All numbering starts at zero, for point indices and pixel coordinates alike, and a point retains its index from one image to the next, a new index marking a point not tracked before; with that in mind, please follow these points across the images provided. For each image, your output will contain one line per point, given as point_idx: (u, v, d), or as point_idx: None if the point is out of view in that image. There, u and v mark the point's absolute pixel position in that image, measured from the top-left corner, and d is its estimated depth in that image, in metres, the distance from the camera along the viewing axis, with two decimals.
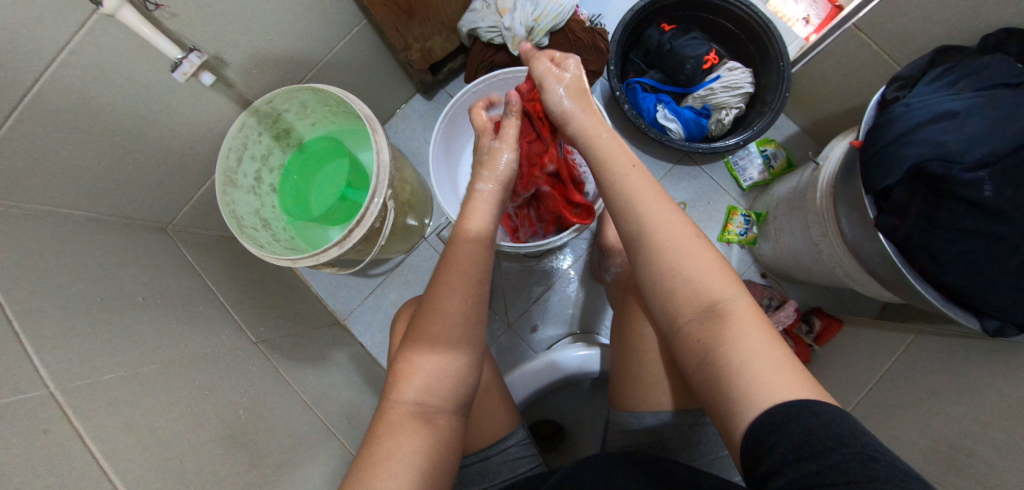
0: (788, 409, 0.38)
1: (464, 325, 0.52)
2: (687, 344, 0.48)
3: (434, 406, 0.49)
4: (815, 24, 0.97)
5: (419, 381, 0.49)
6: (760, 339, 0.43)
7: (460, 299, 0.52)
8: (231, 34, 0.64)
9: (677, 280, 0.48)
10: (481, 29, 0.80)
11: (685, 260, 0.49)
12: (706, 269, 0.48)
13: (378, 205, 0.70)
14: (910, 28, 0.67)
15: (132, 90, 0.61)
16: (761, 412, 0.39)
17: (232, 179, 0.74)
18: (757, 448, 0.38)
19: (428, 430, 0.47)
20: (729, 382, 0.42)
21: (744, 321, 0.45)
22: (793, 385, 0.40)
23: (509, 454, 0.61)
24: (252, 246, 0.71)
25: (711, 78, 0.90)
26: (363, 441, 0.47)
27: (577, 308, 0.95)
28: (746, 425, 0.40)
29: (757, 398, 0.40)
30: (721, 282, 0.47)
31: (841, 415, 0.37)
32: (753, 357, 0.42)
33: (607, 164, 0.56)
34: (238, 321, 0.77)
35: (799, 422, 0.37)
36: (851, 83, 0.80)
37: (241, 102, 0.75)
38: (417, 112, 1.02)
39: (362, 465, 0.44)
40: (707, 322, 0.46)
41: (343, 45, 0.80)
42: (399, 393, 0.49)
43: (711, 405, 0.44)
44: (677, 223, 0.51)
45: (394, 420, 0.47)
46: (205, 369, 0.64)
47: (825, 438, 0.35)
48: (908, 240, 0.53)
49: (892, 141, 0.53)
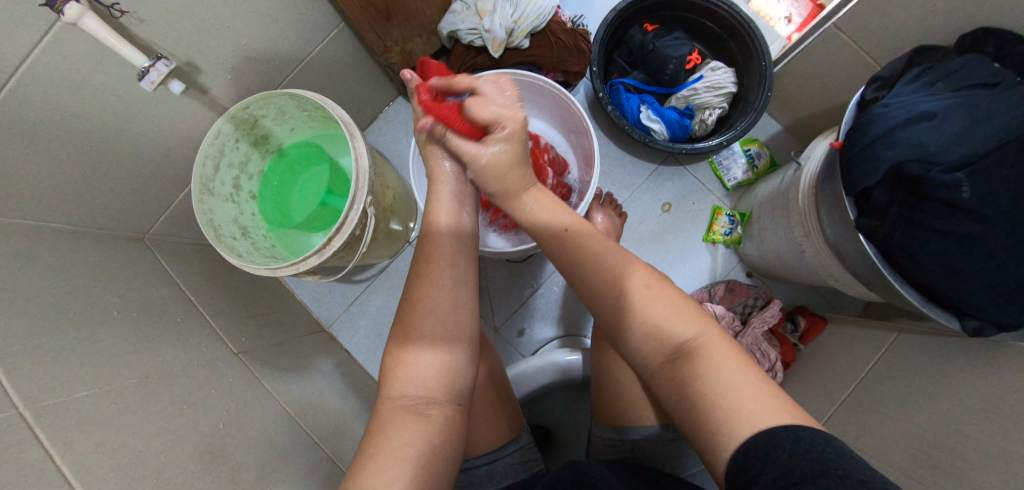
0: (771, 436, 0.38)
1: (443, 310, 0.51)
2: (663, 386, 0.48)
3: (429, 398, 0.48)
4: (797, 23, 0.98)
5: (412, 378, 0.48)
6: (734, 369, 0.44)
7: (438, 291, 0.51)
8: (203, 39, 0.63)
9: (641, 327, 0.48)
10: (461, 31, 0.78)
11: (647, 308, 0.48)
12: (667, 313, 0.48)
13: (358, 212, 0.69)
14: (888, 28, 0.67)
15: (100, 98, 0.59)
16: (742, 440, 0.40)
17: (209, 188, 0.72)
18: (744, 474, 0.38)
19: (421, 421, 0.47)
20: (709, 416, 0.43)
21: (715, 353, 0.45)
22: (772, 410, 0.41)
23: (523, 454, 0.61)
24: (230, 256, 0.70)
25: (694, 78, 0.90)
26: (358, 445, 0.47)
27: (564, 310, 0.94)
28: (729, 452, 0.41)
29: (737, 426, 0.40)
30: (685, 320, 0.47)
31: (823, 437, 0.37)
32: (728, 388, 0.43)
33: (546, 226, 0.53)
34: (219, 331, 0.76)
35: (784, 447, 0.37)
36: (831, 83, 0.80)
37: (217, 108, 0.74)
38: (400, 115, 1.00)
39: (359, 458, 0.45)
40: (676, 364, 0.47)
41: (321, 49, 0.78)
42: (390, 390, 0.49)
43: (693, 434, 0.45)
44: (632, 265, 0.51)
45: (386, 417, 0.47)
46: (183, 382, 0.62)
47: (813, 461, 0.35)
48: (888, 241, 0.53)
49: (870, 143, 0.52)
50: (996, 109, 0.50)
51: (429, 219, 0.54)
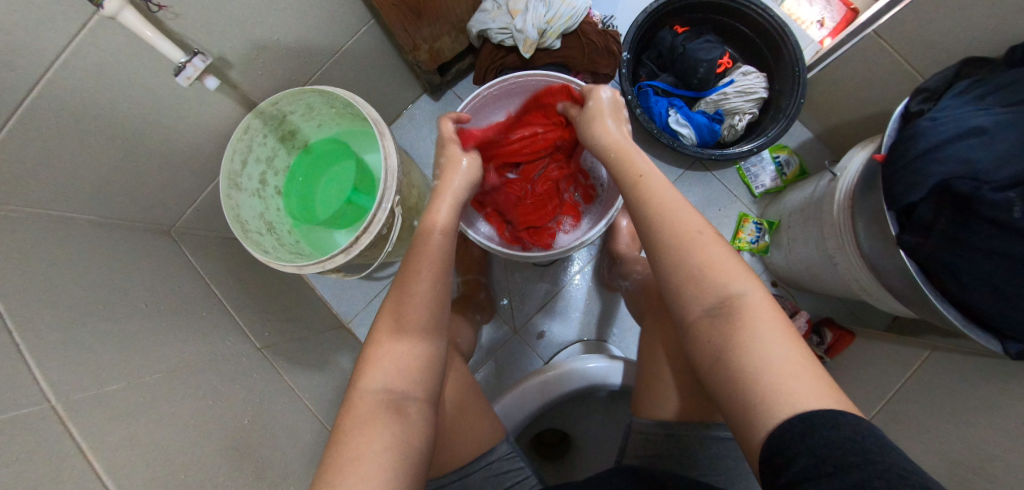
0: (811, 419, 0.37)
1: (427, 311, 0.52)
2: (699, 343, 0.47)
3: (402, 392, 0.48)
4: (829, 28, 0.96)
5: (390, 364, 0.49)
6: (781, 339, 0.42)
7: (430, 282, 0.53)
8: (236, 35, 0.63)
9: (687, 277, 0.48)
10: (491, 30, 0.78)
11: (695, 257, 0.48)
12: (717, 262, 0.47)
13: (386, 212, 0.68)
14: (933, 37, 0.65)
15: (134, 92, 0.60)
16: (779, 420, 0.38)
17: (237, 183, 0.72)
18: (777, 459, 0.37)
19: (400, 419, 0.46)
20: (747, 387, 0.41)
21: (756, 317, 0.44)
22: (814, 390, 0.39)
23: (493, 468, 0.60)
24: (256, 251, 0.70)
25: (724, 83, 0.89)
26: (329, 439, 0.45)
27: (584, 315, 0.93)
28: (768, 427, 0.39)
29: (774, 404, 0.39)
30: (731, 276, 0.47)
31: (864, 427, 0.36)
32: (772, 357, 0.41)
33: (623, 169, 0.57)
34: (242, 327, 0.76)
35: (822, 435, 0.36)
36: (867, 91, 0.78)
37: (246, 103, 0.74)
38: (425, 112, 1.00)
39: (332, 457, 0.43)
40: (715, 320, 0.46)
41: (350, 46, 0.78)
42: (366, 382, 0.48)
43: (726, 405, 0.44)
44: (687, 218, 0.50)
45: (360, 414, 0.46)
46: (208, 378, 0.63)
47: (851, 452, 0.34)
48: (931, 259, 0.51)
49: (917, 157, 0.50)
50: None
51: (431, 216, 0.58)
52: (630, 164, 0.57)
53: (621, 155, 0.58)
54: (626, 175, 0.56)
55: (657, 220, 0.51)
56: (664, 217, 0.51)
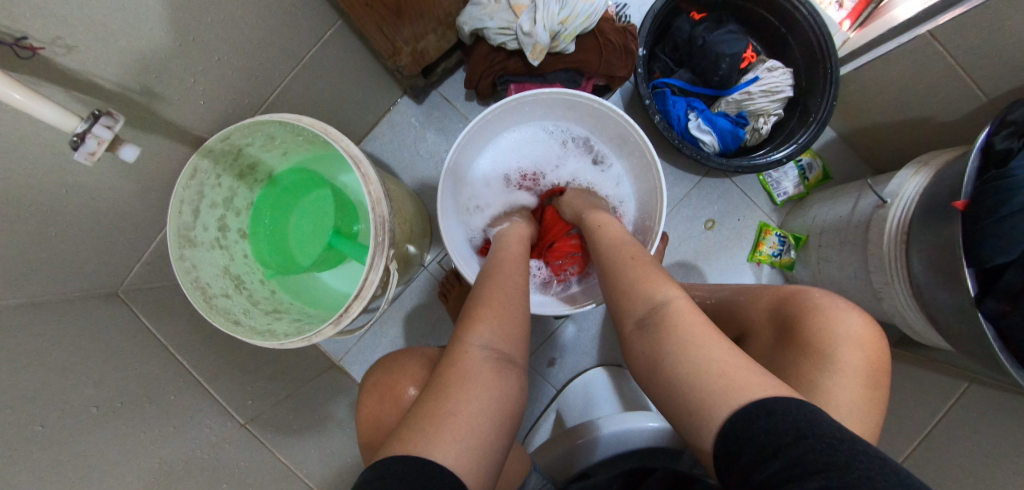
0: (748, 403, 0.34)
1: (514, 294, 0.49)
2: (634, 359, 0.44)
3: (505, 352, 0.43)
4: (848, 9, 0.86)
5: (493, 322, 0.44)
6: (714, 335, 0.40)
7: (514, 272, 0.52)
8: (162, 62, 0.47)
9: (625, 291, 0.48)
10: (489, 30, 0.64)
11: (631, 277, 0.48)
12: (646, 276, 0.47)
13: (382, 268, 0.58)
14: (1001, 43, 0.57)
15: (28, 152, 0.44)
16: (721, 415, 0.35)
17: (189, 238, 0.59)
18: (728, 456, 0.33)
19: (504, 376, 0.41)
20: (685, 386, 0.38)
21: (688, 318, 0.42)
22: (755, 377, 0.36)
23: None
24: (222, 323, 0.58)
25: (748, 80, 0.79)
26: (427, 389, 0.40)
27: (596, 340, 0.88)
28: (717, 419, 0.35)
29: (714, 397, 0.36)
30: (654, 288, 0.46)
31: (801, 409, 0.33)
32: (713, 355, 0.38)
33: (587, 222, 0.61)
34: (219, 402, 0.65)
35: (761, 422, 0.33)
36: (907, 94, 0.70)
37: (188, 139, 0.58)
38: (406, 119, 0.85)
39: (418, 410, 0.37)
40: (645, 331, 0.43)
41: (314, 56, 0.62)
42: (472, 333, 0.43)
43: (670, 413, 0.39)
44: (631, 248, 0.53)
45: (469, 365, 0.40)
46: (187, 488, 0.53)
47: (789, 436, 0.31)
48: (1016, 328, 0.45)
49: (1013, 214, 0.44)
50: None
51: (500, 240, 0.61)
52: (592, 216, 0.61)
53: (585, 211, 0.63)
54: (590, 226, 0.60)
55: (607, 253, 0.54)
56: (610, 252, 0.53)
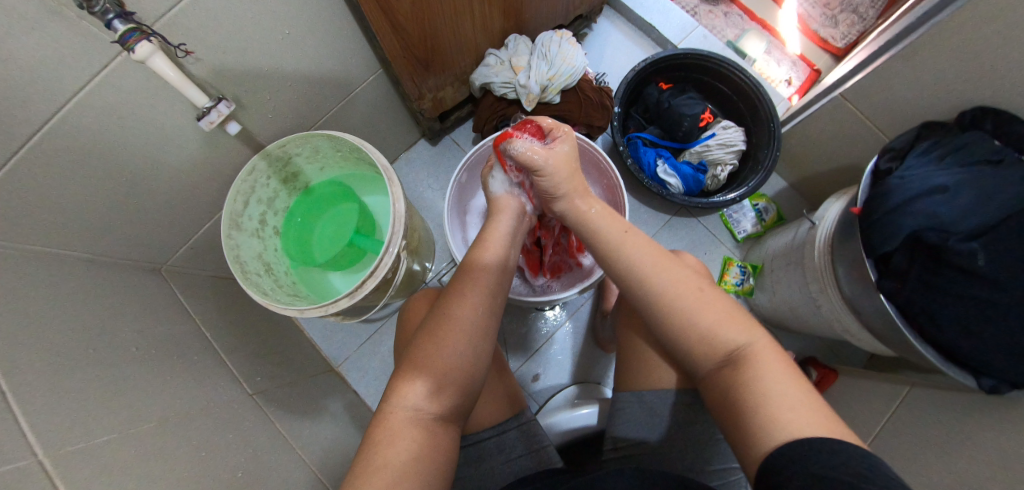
0: (808, 444, 0.38)
1: (472, 334, 0.51)
2: (711, 389, 0.49)
3: (436, 411, 0.47)
4: (796, 85, 1.07)
5: (429, 380, 0.48)
6: (782, 381, 0.44)
7: (472, 308, 0.52)
8: (251, 80, 0.64)
9: (698, 331, 0.49)
10: (495, 84, 0.83)
11: (700, 315, 0.50)
12: (720, 318, 0.49)
13: (393, 255, 0.69)
14: (891, 102, 0.74)
15: (143, 132, 0.60)
16: (782, 445, 0.40)
17: (238, 223, 0.72)
18: (779, 472, 0.38)
19: (431, 434, 0.46)
20: (753, 416, 0.43)
21: (765, 363, 0.46)
22: (813, 420, 0.41)
23: (526, 427, 0.58)
24: (256, 294, 0.69)
25: (706, 136, 0.96)
26: (359, 447, 0.45)
27: (578, 357, 0.95)
28: (769, 448, 0.41)
29: (775, 430, 0.41)
30: (737, 328, 0.49)
31: (861, 453, 0.37)
32: (773, 394, 0.43)
33: (597, 236, 0.57)
34: (233, 371, 0.73)
35: (820, 458, 0.37)
36: (834, 146, 0.86)
37: (252, 145, 0.74)
38: (422, 156, 1.02)
39: (359, 463, 0.43)
40: (726, 370, 0.48)
41: (358, 93, 0.80)
42: (400, 398, 0.47)
43: (733, 434, 0.45)
44: (681, 276, 0.52)
45: (395, 424, 0.45)
46: (198, 426, 0.60)
47: (846, 472, 0.35)
48: (908, 303, 0.56)
49: (891, 210, 0.56)
50: (1007, 182, 0.53)
51: (478, 252, 0.57)
52: (601, 229, 0.57)
53: (590, 223, 0.58)
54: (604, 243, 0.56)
55: (654, 280, 0.52)
56: (659, 276, 0.52)
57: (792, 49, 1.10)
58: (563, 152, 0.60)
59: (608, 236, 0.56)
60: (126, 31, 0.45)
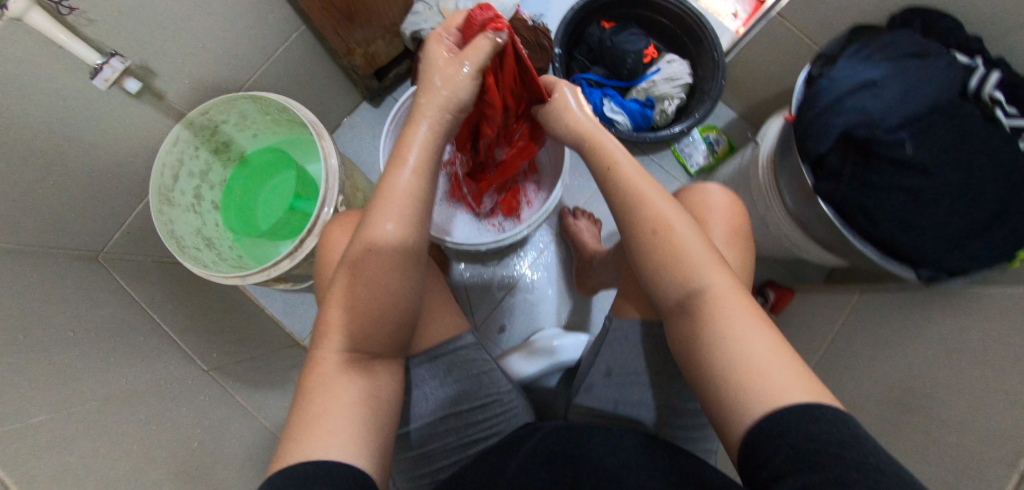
0: (790, 412, 0.33)
1: (397, 274, 0.45)
2: (675, 335, 0.43)
3: (369, 352, 0.45)
4: (743, 17, 1.05)
5: (356, 322, 0.44)
6: (753, 329, 0.38)
7: (397, 240, 0.45)
8: (157, 40, 0.60)
9: (668, 267, 0.42)
10: (424, 30, 0.80)
11: (677, 251, 0.42)
12: (699, 259, 0.41)
13: (329, 214, 0.68)
14: (826, 13, 0.73)
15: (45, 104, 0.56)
16: (756, 415, 0.34)
17: (169, 197, 0.69)
18: (755, 451, 0.33)
19: (366, 377, 0.44)
20: (723, 375, 0.37)
21: (732, 310, 0.39)
22: (791, 379, 0.35)
23: (464, 354, 0.58)
24: (194, 267, 0.67)
25: (652, 71, 0.94)
26: (293, 399, 0.43)
27: (540, 305, 0.96)
28: (744, 426, 0.35)
29: (750, 392, 0.35)
30: (710, 268, 0.41)
31: (841, 418, 0.32)
32: (747, 346, 0.37)
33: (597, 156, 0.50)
34: (186, 351, 0.72)
35: (800, 429, 0.32)
36: (777, 69, 0.86)
37: (173, 115, 0.71)
38: (366, 120, 0.99)
39: (292, 423, 0.41)
40: (690, 319, 0.41)
41: (284, 52, 0.77)
42: (329, 341, 0.44)
43: (703, 391, 0.39)
44: (664, 208, 0.44)
45: (326, 374, 0.43)
46: (148, 403, 0.59)
47: (829, 444, 0.30)
48: (843, 202, 0.56)
49: (822, 111, 0.56)
50: (931, 74, 0.53)
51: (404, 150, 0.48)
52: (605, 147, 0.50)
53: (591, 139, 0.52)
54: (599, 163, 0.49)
55: (639, 212, 0.45)
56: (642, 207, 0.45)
57: None
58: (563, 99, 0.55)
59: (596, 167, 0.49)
60: None
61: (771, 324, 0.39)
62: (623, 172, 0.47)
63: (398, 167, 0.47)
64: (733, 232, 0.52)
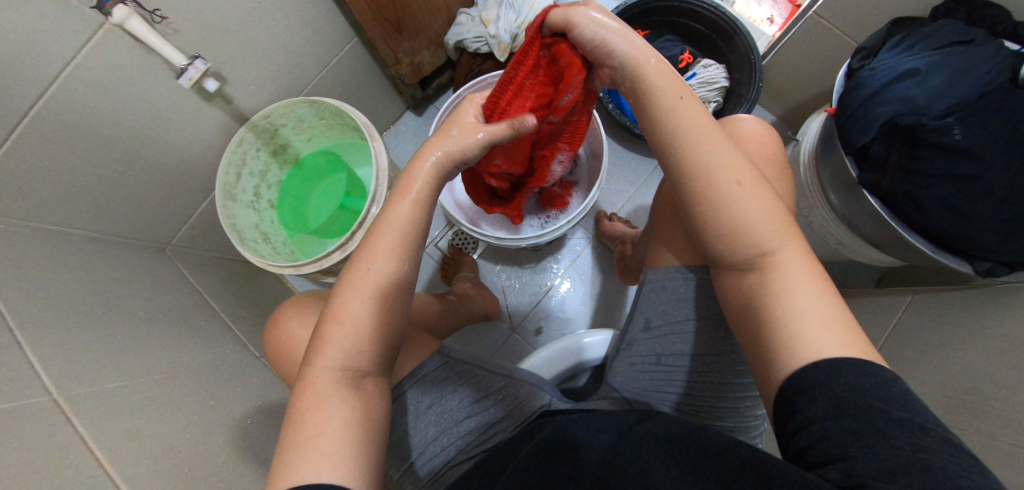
0: (836, 364, 0.34)
1: (388, 295, 0.44)
2: (731, 282, 0.44)
3: (361, 369, 0.42)
4: (779, 23, 1.06)
5: (349, 336, 0.42)
6: (812, 290, 0.38)
7: (392, 263, 0.44)
8: (226, 51, 0.67)
9: (729, 218, 0.41)
10: (467, 40, 0.85)
11: (744, 202, 0.41)
12: (763, 214, 0.41)
13: (376, 212, 0.71)
14: (867, 9, 0.72)
15: (132, 107, 0.63)
16: (802, 364, 0.36)
17: (232, 194, 0.75)
18: (796, 398, 0.35)
19: (358, 395, 0.42)
20: (773, 328, 0.38)
21: (791, 271, 0.39)
22: (845, 340, 0.36)
23: (433, 379, 0.57)
24: (253, 257, 0.72)
25: (688, 76, 0.95)
26: (285, 418, 0.41)
27: (577, 308, 0.96)
28: (788, 370, 0.36)
29: (796, 346, 0.36)
30: (774, 224, 0.41)
31: (893, 380, 0.33)
32: (802, 307, 0.38)
33: (650, 96, 0.44)
34: (241, 338, 0.77)
35: (847, 380, 0.33)
36: (818, 70, 0.85)
37: (239, 120, 0.78)
38: (409, 128, 1.05)
39: (285, 445, 0.39)
40: (747, 272, 0.41)
41: (337, 62, 0.83)
42: (322, 358, 0.42)
43: (749, 339, 0.41)
44: (725, 160, 0.42)
45: (319, 391, 0.40)
46: (206, 381, 0.63)
47: (875, 398, 0.32)
48: (890, 193, 0.55)
49: (863, 103, 0.56)
50: (978, 60, 0.53)
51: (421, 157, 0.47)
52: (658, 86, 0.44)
53: (650, 80, 0.43)
54: (658, 101, 0.44)
55: (699, 160, 0.42)
56: (699, 158, 0.42)
57: None
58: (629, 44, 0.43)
59: (658, 100, 0.44)
60: None
61: (834, 291, 0.39)
62: (688, 118, 0.43)
63: (401, 197, 0.45)
64: (769, 158, 0.53)
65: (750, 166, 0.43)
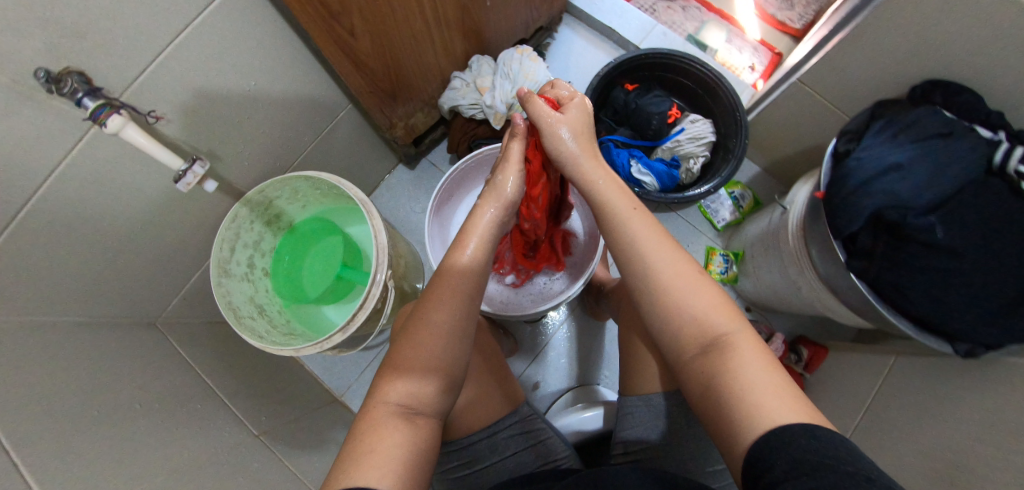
0: (789, 430, 0.37)
1: (450, 336, 0.49)
2: (690, 376, 0.47)
3: (416, 407, 0.47)
4: (760, 70, 1.10)
5: (413, 366, 0.48)
6: (763, 368, 0.43)
7: (449, 313, 0.50)
8: (221, 132, 0.66)
9: (684, 318, 0.47)
10: (463, 105, 0.87)
11: (691, 299, 0.47)
12: (708, 307, 0.47)
13: (380, 284, 0.71)
14: (847, 81, 0.75)
15: (125, 196, 0.61)
16: (758, 435, 0.39)
17: (226, 269, 0.74)
18: (760, 462, 0.37)
19: (412, 427, 0.46)
20: (733, 407, 0.41)
21: (744, 351, 0.44)
22: (792, 407, 0.40)
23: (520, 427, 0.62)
24: (252, 339, 0.70)
25: (676, 131, 0.98)
26: (347, 436, 0.46)
27: (570, 361, 0.99)
28: (749, 439, 0.39)
29: (754, 419, 0.40)
30: (723, 316, 0.46)
31: (838, 438, 0.37)
32: (755, 383, 0.41)
33: (607, 205, 0.52)
34: (238, 415, 0.75)
35: (801, 444, 0.36)
36: (800, 129, 0.89)
37: (233, 194, 0.76)
38: (402, 181, 1.05)
39: (343, 459, 0.43)
40: (707, 355, 0.45)
41: (332, 129, 0.83)
42: (382, 393, 0.47)
43: (714, 422, 0.43)
44: (677, 259, 0.49)
45: (377, 417, 0.45)
46: (208, 473, 0.62)
47: (825, 455, 0.35)
48: (877, 280, 0.58)
49: (852, 192, 0.58)
50: (954, 156, 0.56)
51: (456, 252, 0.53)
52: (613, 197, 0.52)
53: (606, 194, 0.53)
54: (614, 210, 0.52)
55: (649, 262, 0.49)
56: (652, 260, 0.49)
57: (752, 35, 1.12)
58: (576, 119, 0.54)
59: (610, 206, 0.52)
60: (98, 107, 0.49)
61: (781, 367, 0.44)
62: (633, 223, 0.51)
63: (460, 250, 0.53)
64: None
65: (693, 263, 0.50)
